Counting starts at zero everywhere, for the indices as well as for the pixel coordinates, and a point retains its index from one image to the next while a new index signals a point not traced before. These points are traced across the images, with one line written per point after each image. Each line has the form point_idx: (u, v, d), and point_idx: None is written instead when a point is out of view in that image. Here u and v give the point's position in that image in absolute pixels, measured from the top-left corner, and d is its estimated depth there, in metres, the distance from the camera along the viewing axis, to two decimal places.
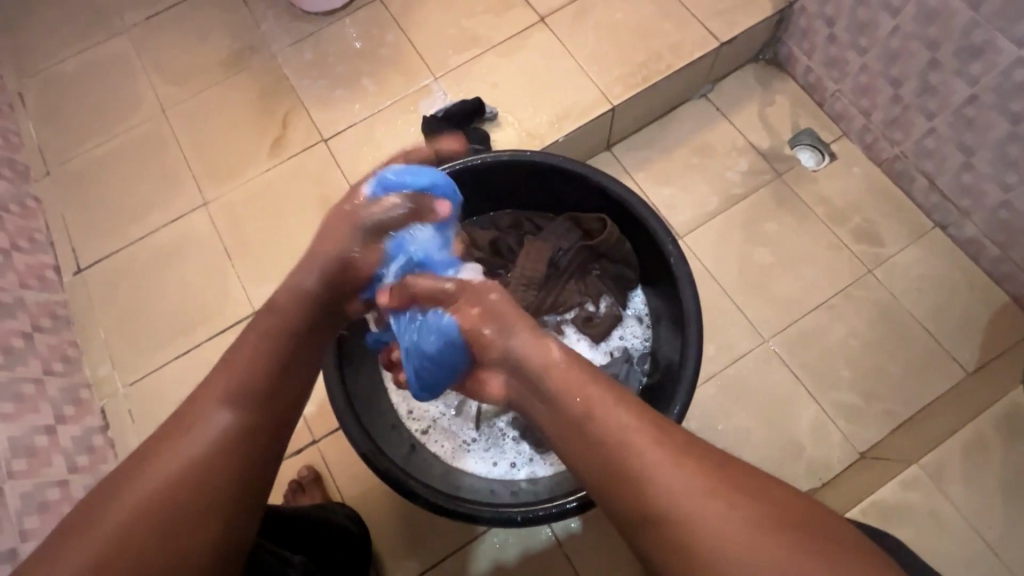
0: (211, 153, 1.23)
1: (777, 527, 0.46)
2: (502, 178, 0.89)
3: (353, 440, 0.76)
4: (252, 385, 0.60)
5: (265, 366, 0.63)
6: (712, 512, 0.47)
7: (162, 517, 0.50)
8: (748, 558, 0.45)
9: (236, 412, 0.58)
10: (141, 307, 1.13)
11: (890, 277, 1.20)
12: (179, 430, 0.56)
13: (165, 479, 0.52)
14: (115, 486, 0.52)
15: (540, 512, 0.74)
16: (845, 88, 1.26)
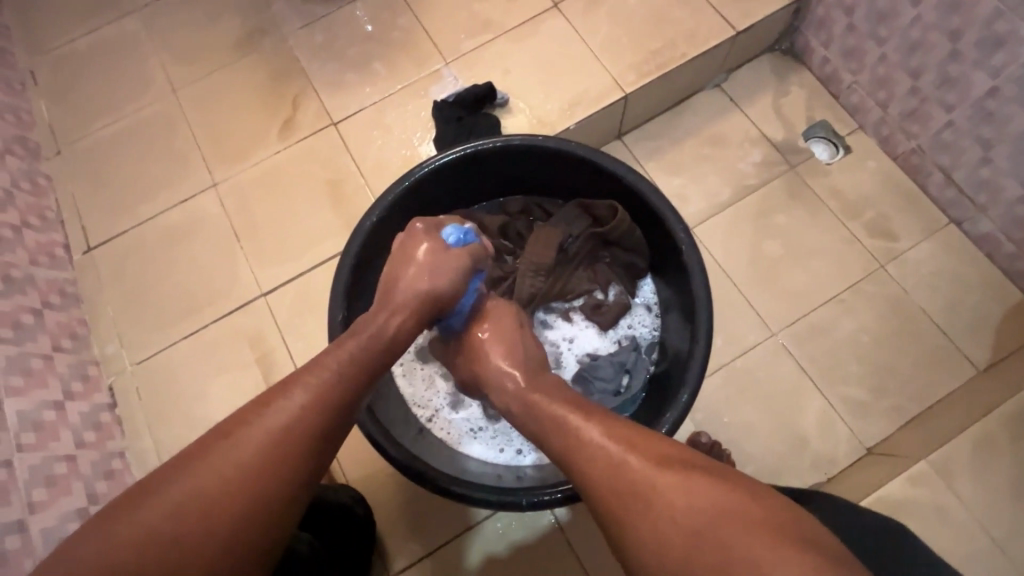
0: (220, 134, 1.23)
1: (701, 529, 0.50)
2: (513, 163, 0.88)
3: (359, 420, 0.76)
4: (316, 404, 0.62)
5: (333, 386, 0.64)
6: (683, 510, 0.52)
7: (204, 516, 0.53)
8: (670, 553, 0.50)
9: (312, 418, 0.61)
10: (150, 287, 1.13)
11: (902, 272, 1.18)
12: (263, 418, 0.59)
13: (215, 480, 0.55)
14: (173, 470, 0.56)
15: (546, 497, 0.74)
16: (862, 80, 1.24)
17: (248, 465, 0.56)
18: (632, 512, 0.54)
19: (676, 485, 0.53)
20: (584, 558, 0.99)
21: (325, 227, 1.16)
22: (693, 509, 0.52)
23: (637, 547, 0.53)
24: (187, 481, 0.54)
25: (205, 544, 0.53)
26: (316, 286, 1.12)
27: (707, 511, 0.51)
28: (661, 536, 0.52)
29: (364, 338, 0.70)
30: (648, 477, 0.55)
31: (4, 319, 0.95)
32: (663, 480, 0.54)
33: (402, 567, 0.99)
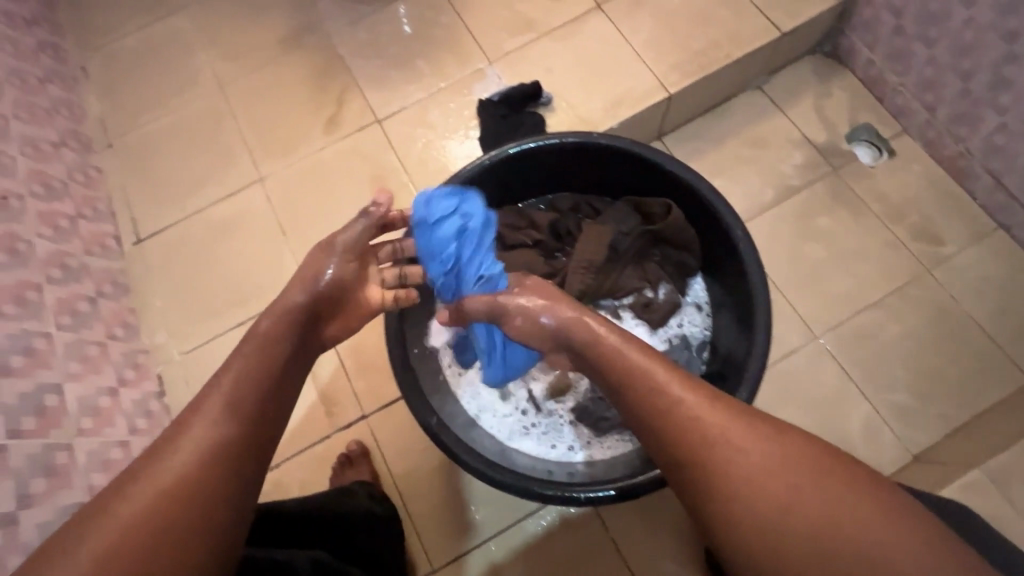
0: (267, 130, 1.25)
1: (789, 492, 0.49)
2: (564, 159, 0.89)
3: (416, 412, 0.77)
4: (229, 413, 0.57)
5: (263, 369, 0.62)
6: (781, 482, 0.50)
7: (134, 552, 0.47)
8: (749, 512, 0.50)
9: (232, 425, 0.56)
10: (198, 278, 1.16)
11: (949, 277, 1.17)
12: (175, 446, 0.54)
13: (131, 519, 0.49)
14: (75, 531, 0.48)
15: (605, 492, 0.73)
16: (909, 82, 1.23)
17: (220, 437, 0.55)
18: (727, 485, 0.51)
19: (776, 459, 0.51)
20: (625, 558, 0.99)
21: None
22: (796, 485, 0.49)
23: (730, 522, 0.50)
24: (154, 472, 0.52)
25: (208, 505, 0.52)
26: None
27: (812, 489, 0.49)
28: (760, 510, 0.49)
29: (260, 345, 0.64)
30: (742, 449, 0.52)
31: (62, 306, 0.97)
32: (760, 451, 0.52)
33: (446, 563, 0.99)
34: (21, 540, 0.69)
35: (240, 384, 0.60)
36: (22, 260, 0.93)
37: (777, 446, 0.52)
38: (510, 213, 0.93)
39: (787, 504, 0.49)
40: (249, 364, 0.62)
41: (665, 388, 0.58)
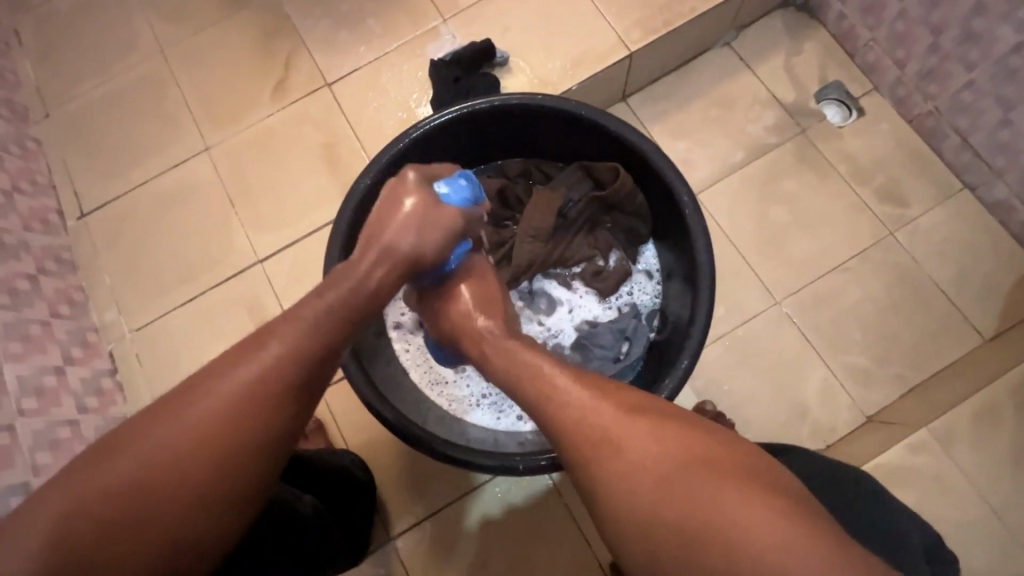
0: (211, 96, 1.19)
1: (674, 472, 0.51)
2: (511, 123, 0.85)
3: (354, 382, 0.76)
4: (292, 359, 0.57)
5: (333, 321, 0.61)
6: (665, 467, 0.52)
7: (180, 470, 0.50)
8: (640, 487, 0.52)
9: (291, 376, 0.56)
10: (145, 254, 1.12)
11: (911, 239, 1.16)
12: (243, 374, 0.55)
13: (185, 435, 0.51)
14: (148, 420, 0.52)
15: (541, 461, 0.73)
16: (880, 37, 1.18)
17: (219, 448, 0.52)
18: (675, 545, 0.49)
19: (718, 505, 0.49)
20: (581, 521, 0.95)
21: (321, 191, 1.13)
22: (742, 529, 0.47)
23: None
24: (179, 423, 0.51)
25: (250, 447, 0.53)
26: (313, 253, 1.10)
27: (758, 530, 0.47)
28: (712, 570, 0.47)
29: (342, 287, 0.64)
30: (689, 497, 0.50)
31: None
32: (704, 495, 0.49)
33: (402, 532, 0.96)
34: None
35: (244, 385, 0.54)
36: None
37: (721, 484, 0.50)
38: None
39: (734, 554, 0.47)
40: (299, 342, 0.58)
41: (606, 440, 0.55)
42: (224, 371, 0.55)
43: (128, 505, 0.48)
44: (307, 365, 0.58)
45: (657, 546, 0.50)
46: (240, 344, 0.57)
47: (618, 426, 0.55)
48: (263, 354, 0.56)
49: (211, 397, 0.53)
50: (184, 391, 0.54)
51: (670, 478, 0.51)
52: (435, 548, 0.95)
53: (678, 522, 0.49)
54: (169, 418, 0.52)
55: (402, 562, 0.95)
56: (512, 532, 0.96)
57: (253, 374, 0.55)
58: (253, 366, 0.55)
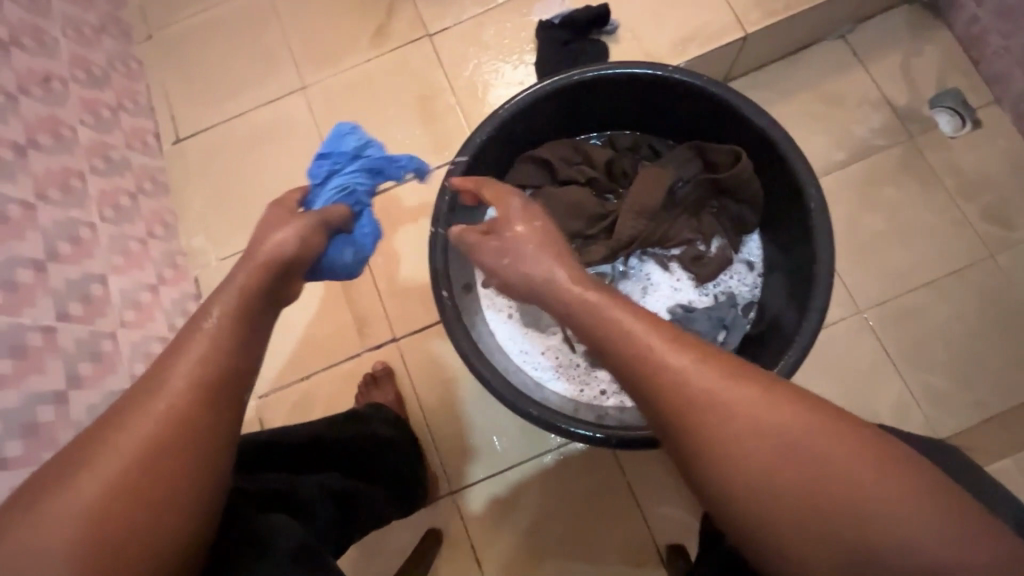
0: (312, 34, 1.18)
1: (790, 440, 0.44)
2: (630, 93, 0.84)
3: (453, 333, 0.76)
4: (222, 340, 0.50)
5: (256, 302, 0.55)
6: (783, 432, 0.45)
7: (149, 478, 0.43)
8: (752, 451, 0.45)
9: (227, 356, 0.50)
10: (235, 185, 1.14)
11: (1012, 263, 1.10)
12: (176, 370, 0.47)
13: (139, 443, 0.43)
14: (78, 455, 0.42)
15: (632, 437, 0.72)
16: (1014, 46, 1.10)
17: (191, 442, 0.45)
18: (790, 512, 0.43)
19: (846, 476, 0.42)
20: (640, 502, 0.96)
21: (412, 143, 1.12)
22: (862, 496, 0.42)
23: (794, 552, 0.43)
24: (123, 437, 0.43)
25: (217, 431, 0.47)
26: (399, 204, 1.10)
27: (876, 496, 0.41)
28: (833, 537, 0.42)
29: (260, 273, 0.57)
30: (805, 456, 0.44)
31: (105, 198, 0.97)
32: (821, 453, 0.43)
33: (462, 487, 0.98)
34: (70, 417, 0.75)
35: (204, 368, 0.48)
36: (66, 146, 0.93)
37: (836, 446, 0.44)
38: (566, 146, 0.90)
39: (868, 532, 0.41)
40: (225, 325, 0.52)
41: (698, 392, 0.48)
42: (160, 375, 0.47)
43: (108, 528, 0.40)
44: (239, 348, 0.51)
45: (780, 522, 0.43)
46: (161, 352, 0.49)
47: (720, 388, 0.47)
48: (201, 340, 0.50)
49: (163, 396, 0.46)
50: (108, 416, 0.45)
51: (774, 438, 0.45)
52: (492, 507, 0.97)
53: (803, 495, 0.43)
54: (111, 442, 0.43)
55: (459, 515, 0.97)
56: (570, 501, 0.97)
57: (204, 355, 0.49)
58: (181, 361, 0.48)
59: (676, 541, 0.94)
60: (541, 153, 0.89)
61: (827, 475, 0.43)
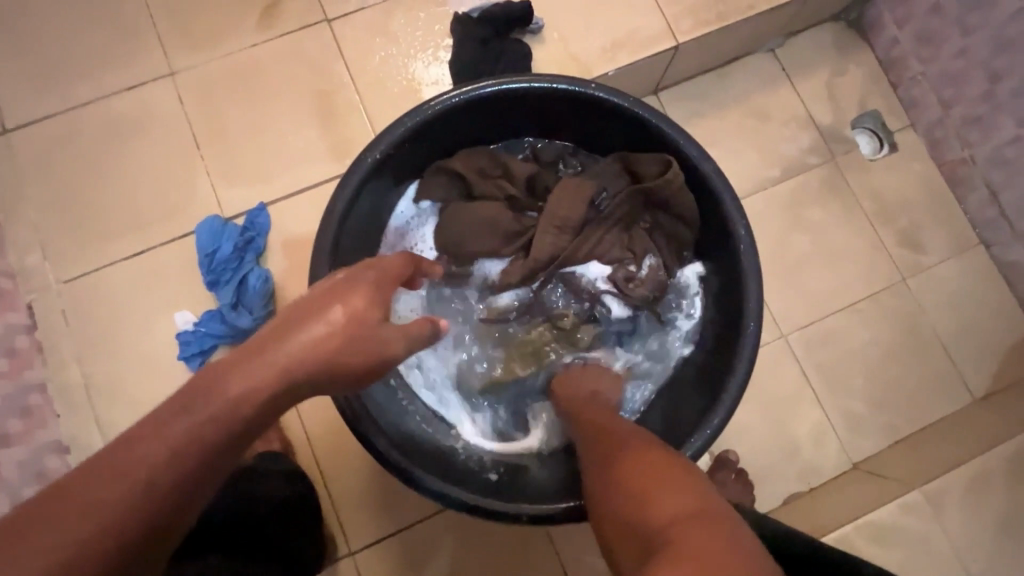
0: (184, 9, 0.98)
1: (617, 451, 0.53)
2: (548, 109, 0.76)
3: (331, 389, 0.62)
4: (112, 525, 0.40)
5: (181, 470, 0.42)
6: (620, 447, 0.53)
7: None
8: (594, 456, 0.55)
9: (108, 547, 0.40)
10: (83, 190, 0.93)
11: (922, 288, 1.12)
12: (46, 546, 0.38)
13: None
14: None
15: (524, 514, 0.65)
16: (932, 72, 1.11)
17: None
18: (599, 493, 0.50)
19: (633, 476, 0.48)
20: (561, 552, 0.89)
21: (307, 148, 0.96)
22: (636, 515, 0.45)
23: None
24: None
25: None
26: (291, 218, 0.94)
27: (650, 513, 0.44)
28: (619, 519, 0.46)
29: (206, 418, 0.44)
30: (621, 472, 0.49)
31: None
32: (627, 471, 0.49)
33: (363, 546, 0.86)
34: None
35: (71, 560, 0.39)
36: None
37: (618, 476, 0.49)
38: (482, 155, 0.79)
39: (636, 510, 0.45)
40: (129, 500, 0.40)
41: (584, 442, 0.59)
42: None
43: None
44: (133, 533, 0.41)
45: (596, 502, 0.50)
46: (60, 490, 0.40)
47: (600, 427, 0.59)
48: (54, 548, 0.38)
49: None
50: None
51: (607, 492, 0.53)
52: (398, 566, 0.87)
53: (607, 485, 0.50)
54: None
55: None
56: (486, 552, 0.88)
57: (78, 542, 0.39)
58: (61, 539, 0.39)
59: None
60: (450, 164, 0.78)
61: (624, 466, 0.50)
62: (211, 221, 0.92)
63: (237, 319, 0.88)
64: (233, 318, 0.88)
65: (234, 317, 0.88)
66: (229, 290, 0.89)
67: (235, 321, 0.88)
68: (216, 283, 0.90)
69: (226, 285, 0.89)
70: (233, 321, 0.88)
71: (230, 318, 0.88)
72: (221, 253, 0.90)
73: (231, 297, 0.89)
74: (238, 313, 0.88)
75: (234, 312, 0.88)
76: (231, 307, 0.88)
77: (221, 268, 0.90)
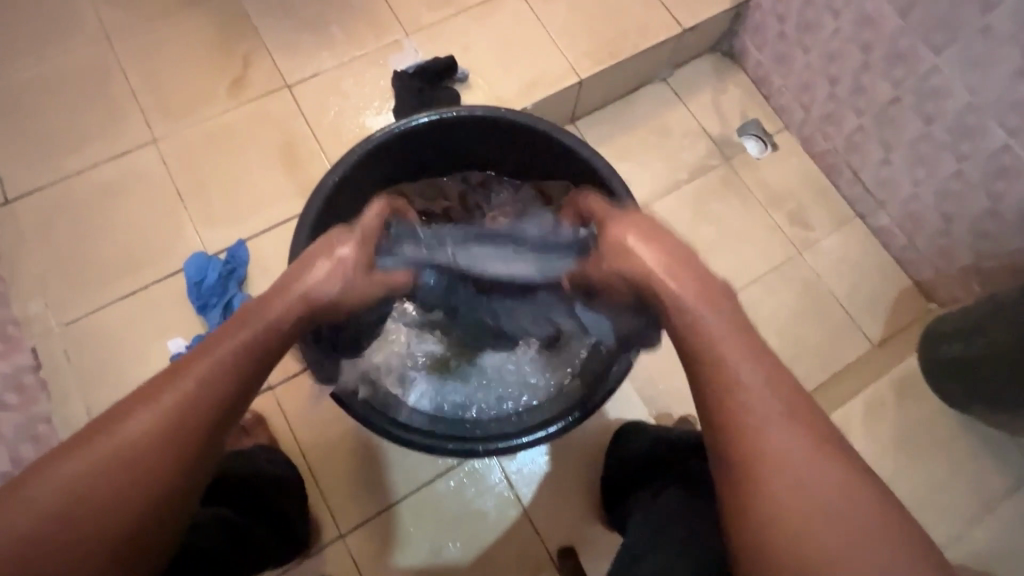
0: (163, 88, 1.16)
1: (824, 463, 0.56)
2: (471, 133, 0.95)
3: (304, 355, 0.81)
4: (220, 370, 0.58)
5: (262, 340, 0.62)
6: (810, 473, 0.56)
7: (125, 475, 0.52)
8: (804, 479, 0.56)
9: (217, 384, 0.57)
10: (79, 244, 1.06)
11: (815, 257, 1.32)
12: (181, 381, 0.56)
13: (124, 443, 0.53)
14: (100, 431, 0.54)
15: (500, 444, 0.81)
16: (790, 84, 1.36)
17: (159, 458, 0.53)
18: (784, 521, 0.55)
19: (844, 545, 0.53)
20: (531, 512, 0.99)
21: (277, 190, 1.12)
22: (805, 496, 0.55)
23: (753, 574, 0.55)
24: (120, 432, 0.53)
25: (180, 453, 0.54)
26: (266, 250, 1.09)
27: (830, 511, 0.54)
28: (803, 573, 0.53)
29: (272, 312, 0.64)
30: (812, 534, 0.54)
31: None
32: (819, 539, 0.54)
33: (353, 527, 0.96)
34: None
35: (197, 392, 0.56)
36: None
37: (822, 461, 0.57)
38: (426, 186, 1.02)
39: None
40: (229, 356, 0.59)
41: (738, 449, 0.58)
42: (127, 414, 0.54)
43: (80, 500, 0.51)
44: (230, 380, 0.58)
45: (773, 534, 0.55)
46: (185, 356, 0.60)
47: (790, 443, 0.57)
48: (183, 385, 0.56)
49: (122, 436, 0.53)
50: (134, 400, 0.56)
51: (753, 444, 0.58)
52: (385, 543, 0.96)
53: (791, 517, 0.55)
54: (93, 448, 0.53)
55: (351, 557, 0.95)
56: (459, 522, 0.98)
57: (200, 378, 0.57)
58: (187, 378, 0.56)
59: (567, 543, 0.99)
60: (402, 189, 1.00)
61: (839, 529, 0.54)
62: (200, 255, 1.06)
63: None
64: None
65: None
66: (214, 313, 1.02)
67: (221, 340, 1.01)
68: (204, 309, 1.03)
69: (212, 310, 1.03)
70: None
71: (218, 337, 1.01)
72: (208, 281, 1.03)
73: (219, 318, 1.02)
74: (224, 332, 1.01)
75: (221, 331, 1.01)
76: (217, 328, 1.01)
77: (208, 295, 1.03)
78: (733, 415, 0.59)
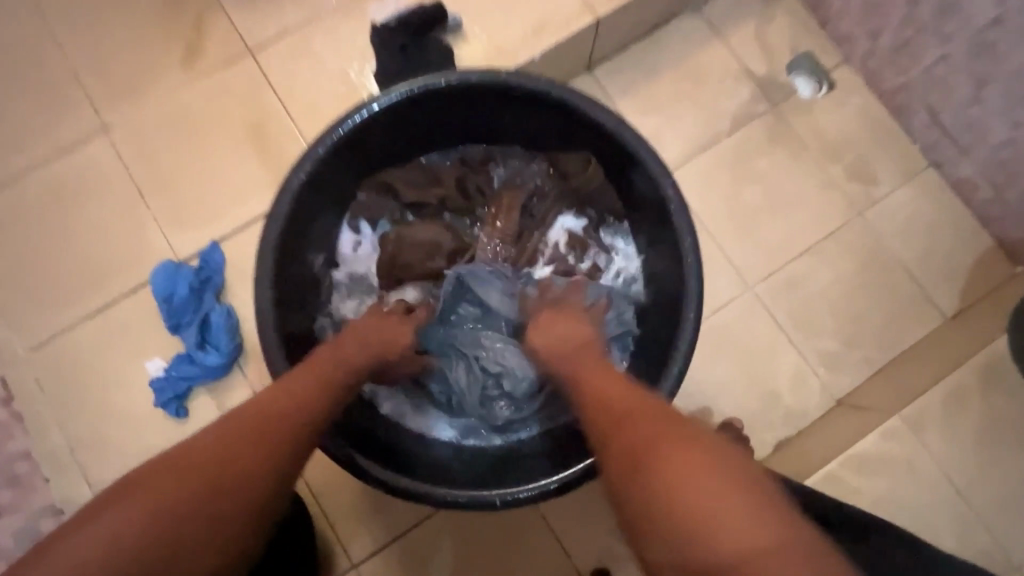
0: (107, 65, 0.99)
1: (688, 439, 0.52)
2: (464, 104, 0.79)
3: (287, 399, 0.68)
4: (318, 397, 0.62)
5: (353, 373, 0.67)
6: (666, 449, 0.51)
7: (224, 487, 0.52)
8: (664, 454, 0.51)
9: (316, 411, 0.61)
10: (36, 257, 0.94)
11: (879, 219, 1.13)
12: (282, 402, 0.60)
13: (226, 456, 0.53)
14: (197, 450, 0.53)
15: (516, 495, 0.68)
16: (854, 6, 1.11)
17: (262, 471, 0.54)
18: (655, 505, 0.49)
19: (706, 507, 0.47)
20: (559, 533, 0.90)
21: (248, 180, 0.97)
22: (701, 483, 0.48)
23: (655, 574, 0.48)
24: (221, 445, 0.54)
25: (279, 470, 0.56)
26: (243, 252, 0.95)
27: (722, 502, 0.47)
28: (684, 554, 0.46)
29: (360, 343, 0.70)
30: (688, 510, 0.47)
31: None
32: (694, 505, 0.47)
33: (365, 557, 0.88)
34: None
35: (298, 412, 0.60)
36: None
37: (689, 441, 0.52)
38: (415, 170, 0.86)
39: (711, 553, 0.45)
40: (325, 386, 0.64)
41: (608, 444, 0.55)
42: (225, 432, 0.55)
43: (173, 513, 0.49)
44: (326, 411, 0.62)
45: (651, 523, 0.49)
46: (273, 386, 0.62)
47: (648, 428, 0.54)
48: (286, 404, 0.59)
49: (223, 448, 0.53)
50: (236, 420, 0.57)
51: (637, 437, 0.54)
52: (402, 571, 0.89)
53: (661, 496, 0.49)
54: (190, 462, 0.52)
55: None
56: (482, 544, 0.90)
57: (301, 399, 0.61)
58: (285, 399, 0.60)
59: (600, 564, 0.90)
60: (387, 178, 0.85)
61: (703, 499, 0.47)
62: (167, 266, 0.93)
63: (205, 359, 0.89)
64: (199, 360, 0.89)
65: (202, 358, 0.90)
66: (189, 333, 0.90)
67: (203, 362, 0.90)
68: (178, 329, 0.91)
69: (188, 328, 0.91)
70: (201, 361, 0.90)
71: (197, 358, 0.90)
72: (178, 297, 0.91)
73: (196, 338, 0.90)
74: (204, 353, 0.90)
75: (200, 352, 0.90)
76: (195, 349, 0.90)
77: (180, 312, 0.91)
78: (599, 406, 0.59)
